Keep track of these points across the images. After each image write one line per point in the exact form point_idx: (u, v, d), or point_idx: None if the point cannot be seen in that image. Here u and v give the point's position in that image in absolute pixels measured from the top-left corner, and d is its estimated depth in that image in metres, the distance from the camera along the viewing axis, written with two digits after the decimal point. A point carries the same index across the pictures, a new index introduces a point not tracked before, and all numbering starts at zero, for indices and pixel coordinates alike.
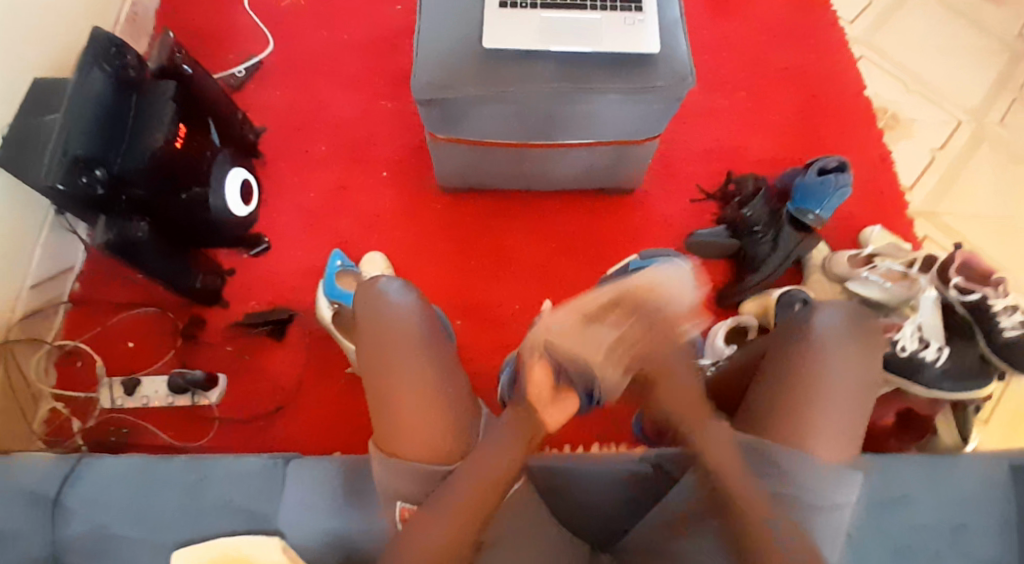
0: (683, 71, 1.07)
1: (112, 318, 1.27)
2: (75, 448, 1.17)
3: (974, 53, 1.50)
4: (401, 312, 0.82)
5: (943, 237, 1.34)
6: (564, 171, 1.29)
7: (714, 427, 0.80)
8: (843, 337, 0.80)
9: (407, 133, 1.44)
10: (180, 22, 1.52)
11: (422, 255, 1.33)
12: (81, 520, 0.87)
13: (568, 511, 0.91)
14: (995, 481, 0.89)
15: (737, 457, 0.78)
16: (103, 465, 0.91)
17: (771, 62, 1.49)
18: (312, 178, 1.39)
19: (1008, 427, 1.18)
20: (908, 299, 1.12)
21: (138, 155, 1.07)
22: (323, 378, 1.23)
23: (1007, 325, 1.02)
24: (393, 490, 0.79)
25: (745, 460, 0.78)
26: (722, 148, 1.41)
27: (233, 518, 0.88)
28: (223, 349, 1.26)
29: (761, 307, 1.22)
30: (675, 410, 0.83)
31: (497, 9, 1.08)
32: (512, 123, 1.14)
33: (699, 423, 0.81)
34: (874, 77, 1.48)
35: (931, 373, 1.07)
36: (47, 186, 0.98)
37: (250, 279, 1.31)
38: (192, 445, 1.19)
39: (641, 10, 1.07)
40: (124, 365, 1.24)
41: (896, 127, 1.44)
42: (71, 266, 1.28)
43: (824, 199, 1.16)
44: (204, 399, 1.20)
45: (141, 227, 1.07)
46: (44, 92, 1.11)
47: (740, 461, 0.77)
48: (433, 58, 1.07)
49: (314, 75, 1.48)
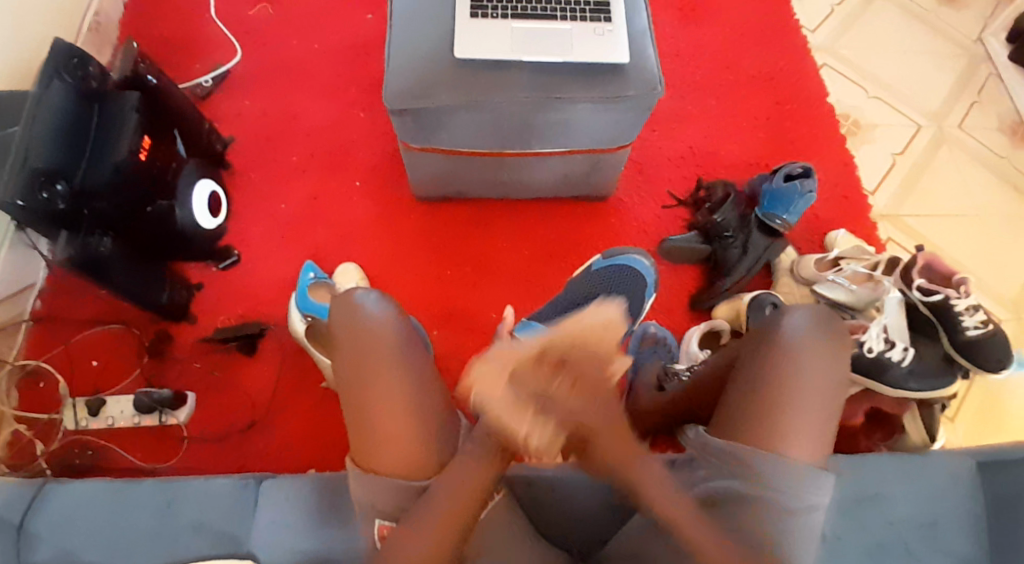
0: (653, 80, 1.08)
1: (75, 336, 1.23)
2: (39, 472, 1.13)
3: (932, 59, 1.55)
4: (378, 325, 0.81)
5: (906, 239, 1.38)
6: (542, 178, 1.30)
7: (643, 467, 0.79)
8: (812, 340, 0.81)
9: (379, 141, 1.42)
10: (144, 31, 1.49)
11: (397, 264, 1.32)
12: (47, 547, 0.84)
13: (548, 521, 0.91)
14: (963, 478, 0.91)
15: (679, 499, 0.77)
16: (70, 489, 0.88)
17: (739, 69, 1.51)
18: (282, 189, 1.37)
19: (970, 423, 1.22)
20: (874, 300, 1.13)
21: (102, 169, 1.03)
22: (297, 393, 1.21)
23: (970, 324, 1.06)
24: (371, 506, 0.78)
25: (687, 500, 0.77)
26: (693, 154, 1.43)
27: (205, 541, 0.86)
28: (193, 366, 1.23)
29: (733, 311, 1.23)
30: (609, 458, 0.79)
31: (468, 19, 1.08)
32: (485, 131, 1.14)
33: (630, 469, 0.79)
34: (838, 83, 1.52)
35: (898, 373, 1.10)
36: (5, 203, 0.94)
37: (221, 293, 1.28)
38: (161, 466, 1.16)
39: (610, 21, 1.09)
40: (89, 384, 1.21)
41: (860, 132, 1.47)
42: (33, 282, 1.24)
43: (791, 204, 1.20)
44: (172, 418, 1.17)
45: (105, 242, 1.05)
46: (2, 103, 1.07)
47: (676, 496, 0.77)
48: (405, 67, 1.06)
49: (283, 84, 1.46)
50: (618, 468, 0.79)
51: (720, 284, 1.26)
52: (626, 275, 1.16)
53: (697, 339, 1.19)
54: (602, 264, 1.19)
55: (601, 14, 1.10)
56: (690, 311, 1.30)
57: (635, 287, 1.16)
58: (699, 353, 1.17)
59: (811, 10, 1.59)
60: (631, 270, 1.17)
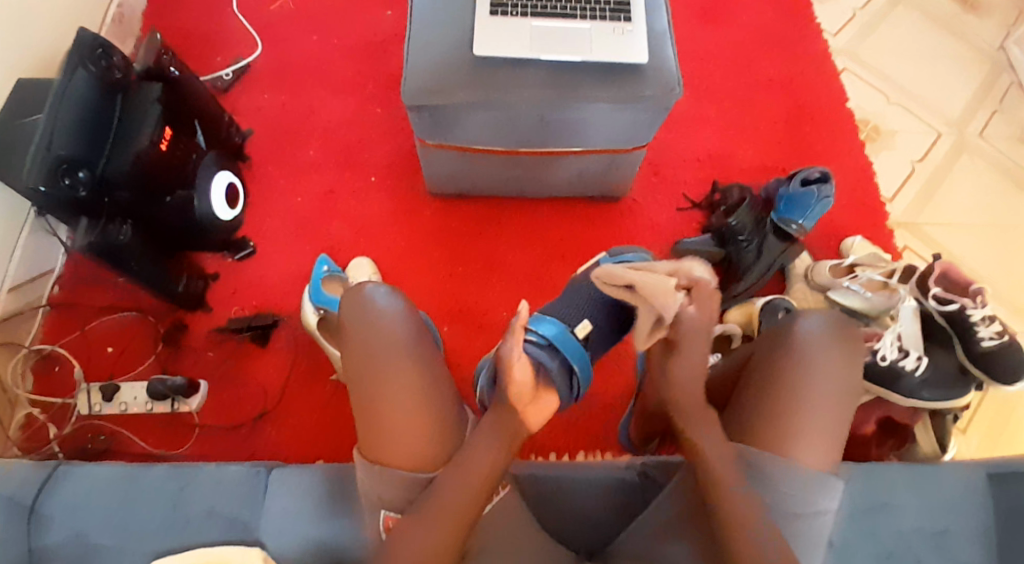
0: (671, 81, 1.07)
1: (92, 322, 1.25)
2: (51, 455, 1.16)
3: (954, 65, 1.53)
4: (387, 320, 0.81)
5: (923, 247, 1.36)
6: (555, 178, 1.30)
7: (708, 437, 0.79)
8: (825, 344, 0.81)
9: (395, 137, 1.43)
10: (167, 23, 1.51)
11: (410, 260, 1.33)
12: (61, 527, 0.85)
13: (554, 518, 0.91)
14: (975, 489, 0.90)
15: (733, 470, 0.77)
16: (83, 473, 0.89)
17: (758, 72, 1.50)
18: (298, 182, 1.38)
19: (983, 435, 1.21)
20: (888, 308, 1.14)
21: (124, 157, 1.06)
22: (307, 385, 1.22)
23: (986, 335, 1.03)
24: (376, 497, 0.79)
25: (735, 454, 0.78)
26: (708, 157, 1.43)
27: (213, 528, 0.87)
28: (207, 355, 1.24)
29: (745, 315, 1.23)
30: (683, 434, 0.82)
31: (488, 17, 1.08)
32: (500, 129, 1.14)
33: (699, 432, 0.80)
34: (858, 89, 1.50)
35: (910, 383, 1.09)
36: (29, 188, 0.97)
37: (235, 283, 1.30)
38: (172, 453, 1.18)
39: (630, 20, 1.08)
40: (104, 370, 1.23)
41: (878, 138, 1.46)
42: (52, 268, 1.26)
43: (807, 208, 1.18)
44: (184, 405, 1.18)
45: (124, 230, 1.07)
46: (28, 94, 1.10)
47: (738, 478, 0.76)
48: (423, 64, 1.07)
49: (302, 78, 1.47)
50: (688, 424, 0.81)
51: (733, 287, 1.25)
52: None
53: None
54: (611, 259, 1.13)
55: (621, 13, 1.09)
56: None
57: None
58: (711, 355, 1.16)
59: (832, 14, 1.57)
60: (641, 268, 1.10)
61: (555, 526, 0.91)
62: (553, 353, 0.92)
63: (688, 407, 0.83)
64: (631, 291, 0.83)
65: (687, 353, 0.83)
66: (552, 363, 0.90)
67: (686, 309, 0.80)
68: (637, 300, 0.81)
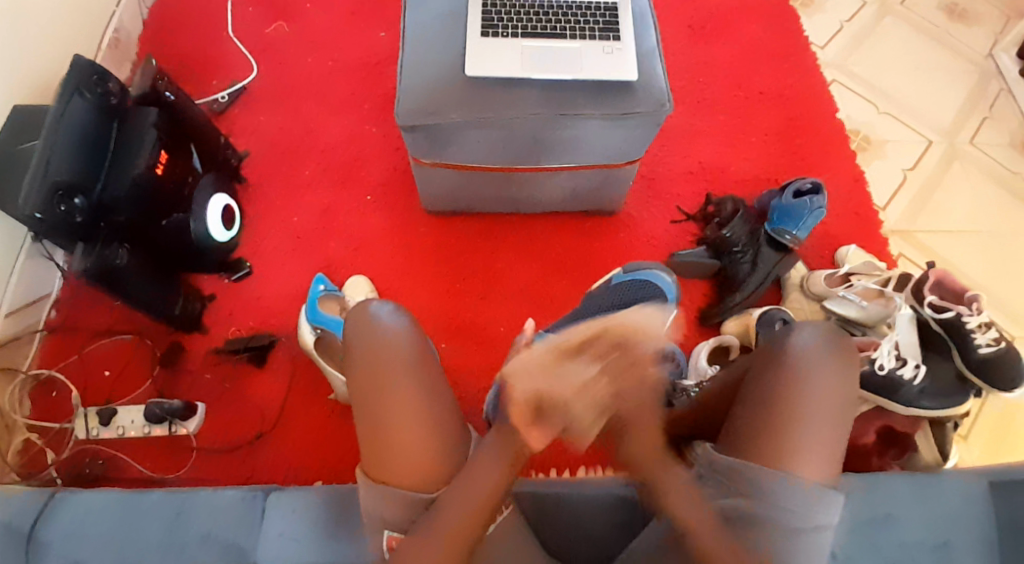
0: (660, 97, 1.08)
1: (89, 345, 1.25)
2: (50, 481, 1.15)
3: (944, 73, 1.54)
4: (390, 337, 0.81)
5: (918, 255, 1.37)
6: (549, 195, 1.30)
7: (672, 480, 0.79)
8: (821, 357, 0.81)
9: (390, 157, 1.44)
10: (163, 48, 1.53)
11: (406, 278, 1.33)
12: (57, 556, 0.84)
13: (557, 539, 0.90)
14: (975, 500, 0.90)
15: (705, 513, 0.77)
16: (79, 500, 0.89)
17: (750, 84, 1.52)
18: (294, 203, 1.39)
19: (985, 442, 1.20)
20: (885, 316, 1.13)
21: (120, 180, 1.07)
22: (306, 405, 1.22)
23: (982, 342, 1.03)
24: (380, 517, 0.78)
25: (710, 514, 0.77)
26: (701, 170, 1.44)
27: (211, 553, 0.86)
28: (204, 376, 1.24)
29: (742, 325, 1.23)
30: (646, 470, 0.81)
31: (479, 38, 1.09)
32: (494, 147, 1.15)
33: (662, 473, 0.80)
34: (848, 99, 1.51)
35: (910, 391, 1.08)
36: (24, 214, 0.96)
37: (232, 305, 1.30)
38: (169, 477, 1.17)
39: (619, 38, 1.09)
40: (103, 394, 1.22)
41: (870, 148, 1.47)
42: (49, 292, 1.27)
43: (800, 220, 1.20)
44: (182, 428, 1.18)
45: (121, 253, 1.07)
46: (27, 119, 1.11)
47: (695, 506, 0.77)
48: (416, 86, 1.07)
49: (297, 100, 1.49)
50: (650, 470, 0.80)
51: (729, 300, 1.26)
52: (641, 289, 1.14)
53: (705, 354, 1.17)
54: (621, 277, 1.18)
55: (611, 32, 1.10)
56: (699, 328, 1.30)
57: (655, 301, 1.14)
58: (708, 368, 1.16)
59: (822, 25, 1.59)
60: (650, 285, 1.15)
61: (563, 546, 0.90)
62: None
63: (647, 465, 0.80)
64: (562, 350, 0.77)
65: (633, 416, 0.79)
66: None
67: (623, 374, 0.77)
68: (565, 364, 0.76)
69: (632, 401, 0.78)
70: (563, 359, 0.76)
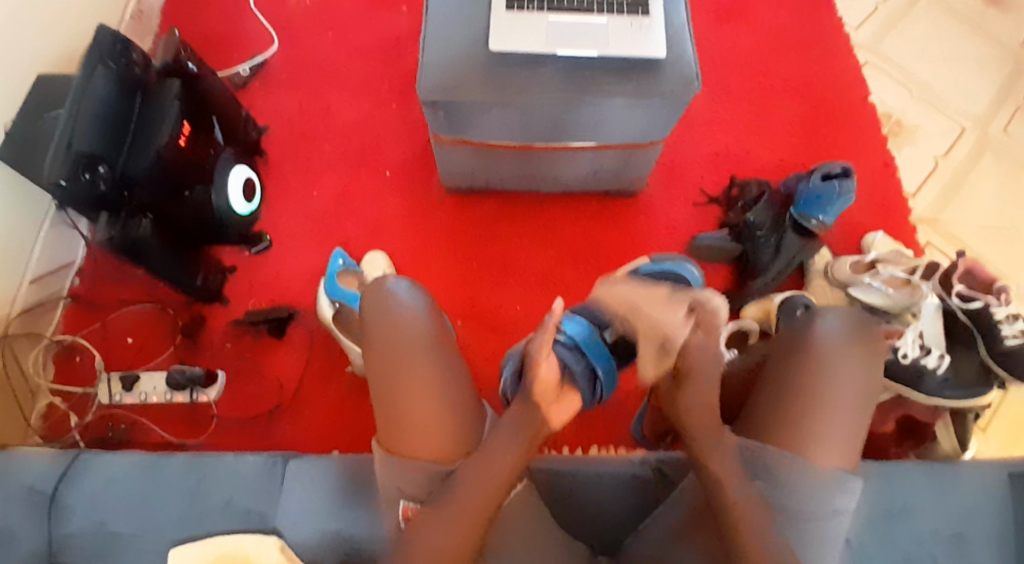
0: (688, 75, 1.06)
1: (112, 314, 1.27)
2: (72, 444, 1.18)
3: (978, 58, 1.50)
4: (408, 313, 0.82)
5: (945, 244, 1.34)
6: (569, 174, 1.29)
7: (720, 452, 0.77)
8: (845, 343, 0.80)
9: (410, 134, 1.43)
10: (186, 20, 1.53)
11: (425, 255, 1.33)
12: (79, 517, 0.86)
13: (570, 516, 0.91)
14: (996, 493, 0.88)
15: (748, 490, 0.75)
16: (99, 464, 0.91)
17: (778, 67, 1.48)
18: (316, 177, 1.39)
19: (1006, 437, 1.18)
20: (909, 306, 1.09)
21: (144, 155, 1.07)
22: (323, 378, 1.23)
23: (1008, 334, 1.01)
24: (397, 489, 0.79)
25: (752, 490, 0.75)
26: (725, 153, 1.41)
27: (231, 517, 0.87)
28: (224, 347, 1.25)
29: (762, 312, 1.19)
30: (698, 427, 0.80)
31: (504, 12, 1.07)
32: (517, 124, 1.14)
33: (711, 446, 0.78)
34: (878, 83, 1.48)
35: (932, 382, 1.07)
36: (49, 182, 0.97)
37: (252, 277, 1.31)
38: (191, 443, 1.19)
39: (647, 14, 1.07)
40: (126, 361, 1.24)
41: (902, 134, 1.43)
42: (71, 261, 1.28)
43: (828, 205, 1.18)
44: (203, 395, 1.19)
45: (144, 224, 1.07)
46: (49, 90, 1.11)
47: (741, 484, 0.75)
48: (438, 61, 1.06)
49: (319, 74, 1.48)
50: (704, 435, 0.79)
51: (750, 284, 1.25)
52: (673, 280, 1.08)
53: (725, 340, 1.13)
54: (649, 266, 1.11)
55: (639, 7, 1.08)
56: (719, 312, 1.28)
57: (683, 294, 1.08)
58: (726, 354, 1.13)
59: (853, 7, 1.55)
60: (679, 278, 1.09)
61: (567, 518, 0.91)
62: (580, 355, 0.89)
63: (697, 425, 0.80)
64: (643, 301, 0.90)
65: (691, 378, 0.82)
66: (577, 364, 0.88)
67: (692, 334, 0.82)
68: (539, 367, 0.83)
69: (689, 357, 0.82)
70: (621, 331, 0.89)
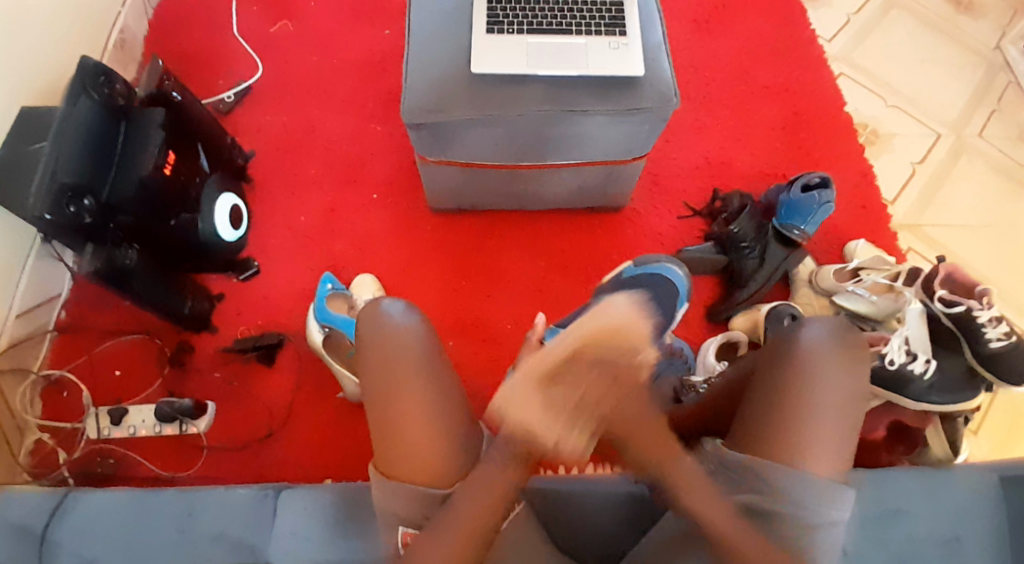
0: (667, 92, 1.08)
1: (101, 346, 1.26)
2: (61, 480, 1.16)
3: (950, 65, 1.54)
4: (403, 333, 0.81)
5: (926, 249, 1.36)
6: (554, 191, 1.30)
7: (682, 468, 0.80)
8: (829, 349, 0.81)
9: (395, 155, 1.44)
10: (169, 49, 1.53)
11: (413, 276, 1.33)
12: (69, 554, 0.85)
13: (563, 537, 0.91)
14: (987, 495, 0.89)
15: (723, 507, 0.77)
16: (91, 500, 0.90)
17: (756, 79, 1.51)
18: (303, 201, 1.39)
19: (994, 437, 1.20)
20: (895, 311, 1.13)
21: (128, 183, 1.06)
22: (315, 403, 1.23)
23: (992, 336, 1.02)
24: (394, 514, 0.78)
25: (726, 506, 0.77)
26: (708, 165, 1.43)
27: (224, 550, 0.86)
28: (213, 375, 1.25)
29: (749, 323, 1.22)
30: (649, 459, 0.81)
31: (485, 34, 1.09)
32: (501, 144, 1.14)
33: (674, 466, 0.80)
34: (854, 93, 1.51)
35: (919, 386, 1.08)
36: (34, 216, 0.97)
37: (239, 304, 1.30)
38: (180, 475, 1.18)
39: (625, 34, 1.09)
40: (114, 394, 1.23)
41: (879, 141, 1.46)
42: (57, 294, 1.27)
43: (809, 214, 1.20)
44: (192, 427, 1.18)
45: (130, 255, 1.07)
46: (32, 122, 1.11)
47: (712, 496, 0.78)
48: (421, 84, 1.07)
49: (302, 99, 1.49)
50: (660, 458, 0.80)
51: (736, 295, 1.25)
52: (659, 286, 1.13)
53: (714, 350, 1.17)
54: (634, 270, 1.17)
55: (616, 27, 1.10)
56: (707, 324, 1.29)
57: (668, 297, 1.12)
58: (716, 364, 1.15)
59: (828, 19, 1.58)
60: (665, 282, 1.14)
61: (564, 540, 0.91)
62: None
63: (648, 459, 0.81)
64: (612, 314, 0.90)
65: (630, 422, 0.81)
66: None
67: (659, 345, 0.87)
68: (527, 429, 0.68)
69: (627, 416, 0.81)
70: (546, 385, 0.80)
